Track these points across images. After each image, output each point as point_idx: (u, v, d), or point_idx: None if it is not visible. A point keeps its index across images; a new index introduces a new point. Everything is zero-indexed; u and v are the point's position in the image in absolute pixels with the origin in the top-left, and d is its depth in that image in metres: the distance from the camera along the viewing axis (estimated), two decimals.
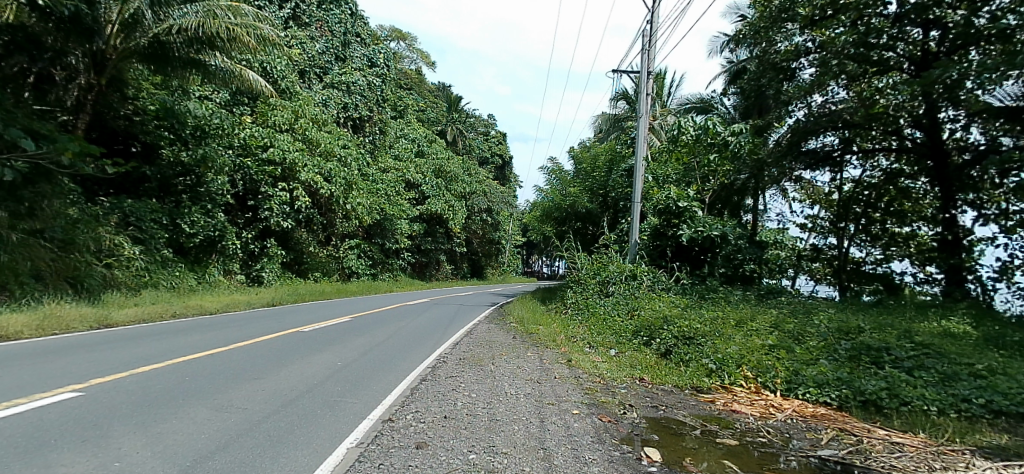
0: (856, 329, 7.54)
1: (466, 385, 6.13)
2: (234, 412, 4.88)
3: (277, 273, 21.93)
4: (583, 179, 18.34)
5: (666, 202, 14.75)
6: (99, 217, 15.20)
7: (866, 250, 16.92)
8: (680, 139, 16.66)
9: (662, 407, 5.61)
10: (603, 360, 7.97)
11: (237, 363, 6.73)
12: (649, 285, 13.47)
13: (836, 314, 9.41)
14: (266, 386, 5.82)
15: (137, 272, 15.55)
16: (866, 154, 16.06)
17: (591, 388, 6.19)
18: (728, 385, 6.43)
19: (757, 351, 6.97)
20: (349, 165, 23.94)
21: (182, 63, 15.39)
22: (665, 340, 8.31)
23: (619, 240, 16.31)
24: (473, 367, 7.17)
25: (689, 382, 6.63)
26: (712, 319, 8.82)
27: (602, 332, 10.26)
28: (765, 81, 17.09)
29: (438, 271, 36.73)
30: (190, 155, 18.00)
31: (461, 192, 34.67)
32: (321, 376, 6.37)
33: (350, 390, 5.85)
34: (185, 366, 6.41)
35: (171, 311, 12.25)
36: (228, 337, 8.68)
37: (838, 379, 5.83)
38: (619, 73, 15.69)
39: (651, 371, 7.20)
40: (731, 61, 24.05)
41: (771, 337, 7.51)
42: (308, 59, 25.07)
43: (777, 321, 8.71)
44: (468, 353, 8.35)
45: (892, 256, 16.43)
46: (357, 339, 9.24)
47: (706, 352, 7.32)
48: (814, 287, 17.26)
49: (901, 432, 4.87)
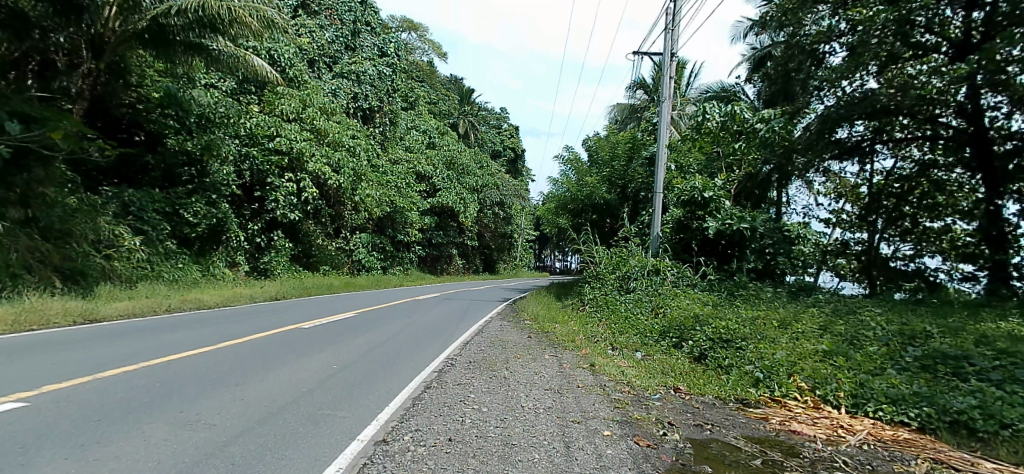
0: (923, 333, 6.61)
1: (477, 396, 5.31)
2: (196, 431, 4.08)
3: (284, 266, 21.24)
4: (601, 168, 17.42)
5: (691, 193, 13.80)
6: (98, 207, 14.56)
7: (893, 245, 15.68)
8: (705, 126, 15.61)
9: (708, 427, 4.74)
10: (628, 365, 7.11)
11: (221, 366, 5.99)
12: (674, 281, 12.61)
13: (888, 315, 8.48)
14: (245, 394, 5.05)
15: (138, 264, 14.87)
16: (895, 144, 14.86)
17: (622, 401, 5.34)
18: (780, 398, 5.57)
19: (809, 358, 6.14)
20: (358, 155, 23.22)
21: (184, 47, 14.58)
22: (699, 343, 7.47)
23: (640, 232, 15.45)
24: (483, 374, 6.35)
25: (733, 393, 5.77)
26: (751, 320, 7.93)
27: (625, 332, 9.41)
28: (793, 66, 15.67)
29: (449, 265, 35.99)
30: (194, 143, 17.31)
31: (472, 185, 33.84)
32: (312, 383, 5.60)
33: (341, 400, 5.06)
34: (158, 370, 5.66)
35: (165, 304, 11.56)
36: (219, 334, 7.94)
37: (916, 395, 4.96)
38: (640, 55, 14.72)
39: (687, 379, 6.37)
40: (754, 47, 23.01)
41: (824, 341, 6.64)
42: (318, 48, 24.43)
43: (825, 322, 7.83)
44: (479, 355, 7.54)
45: (924, 250, 15.15)
46: (359, 338, 8.47)
47: (748, 357, 6.48)
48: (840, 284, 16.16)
49: (1012, 467, 4.00)
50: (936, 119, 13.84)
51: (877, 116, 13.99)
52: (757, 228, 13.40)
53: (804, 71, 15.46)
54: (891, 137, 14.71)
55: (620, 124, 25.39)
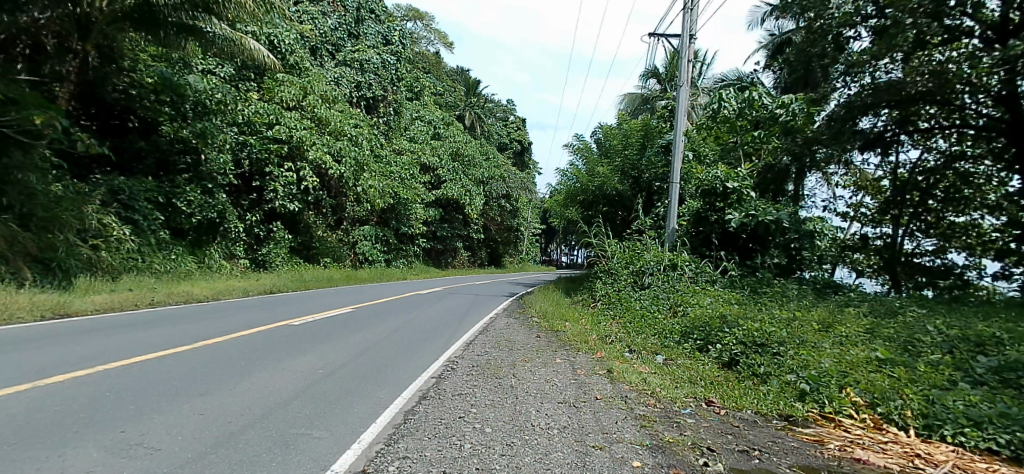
0: (994, 339, 5.81)
1: (478, 412, 4.52)
2: (133, 459, 3.33)
3: (283, 259, 20.52)
4: (613, 157, 16.54)
5: (712, 182, 12.89)
6: (86, 194, 13.82)
7: (915, 241, 14.63)
8: (721, 114, 15.05)
9: (756, 454, 3.93)
10: (651, 371, 6.32)
11: (188, 371, 5.26)
12: (692, 277, 11.77)
13: (937, 316, 7.66)
14: (206, 407, 4.29)
15: (128, 255, 14.19)
16: (921, 133, 13.45)
17: (648, 418, 4.55)
18: (832, 415, 4.80)
19: (862, 367, 5.38)
20: (360, 145, 22.38)
21: (176, 29, 13.65)
22: (729, 347, 6.66)
23: (655, 225, 14.67)
24: (487, 382, 5.56)
25: (776, 409, 4.99)
26: (787, 320, 7.14)
27: (641, 332, 8.63)
28: (817, 51, 14.39)
29: (454, 258, 35.11)
30: (189, 131, 16.34)
31: (478, 177, 33.03)
32: (290, 393, 4.84)
33: (320, 415, 4.31)
34: (112, 376, 4.89)
35: (149, 298, 10.81)
36: (196, 332, 7.22)
37: (1006, 416, 4.20)
38: (657, 37, 13.86)
39: (720, 389, 5.57)
40: (771, 34, 22.06)
41: (879, 348, 5.89)
42: (320, 35, 23.64)
43: (871, 325, 7.03)
44: (483, 358, 6.77)
45: (948, 246, 14.06)
46: (352, 338, 7.68)
47: (789, 365, 5.70)
48: (860, 281, 15.04)
49: None
50: (963, 109, 12.59)
51: (903, 104, 12.57)
52: (782, 223, 12.48)
53: (829, 58, 14.26)
54: (916, 127, 13.31)
55: (631, 113, 24.44)
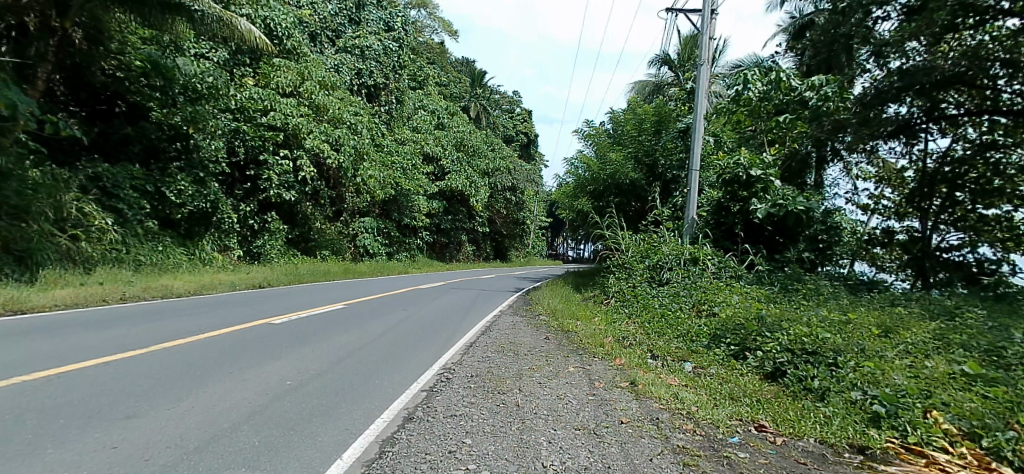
0: None
1: (474, 445, 3.56)
2: None
3: (279, 251, 19.55)
4: (625, 144, 15.45)
5: (734, 169, 11.84)
6: (65, 180, 12.84)
7: (941, 234, 12.30)
8: (743, 97, 13.22)
9: None
10: (681, 384, 5.33)
11: (123, 384, 4.35)
12: (715, 272, 10.74)
13: (1004, 319, 6.65)
14: (123, 439, 3.38)
15: (111, 246, 13.23)
16: (949, 122, 11.81)
17: (691, 451, 3.66)
18: (919, 447, 3.87)
19: (948, 386, 4.39)
20: (360, 133, 21.31)
21: (158, 7, 12.21)
22: (773, 355, 5.65)
23: (673, 216, 13.69)
24: (486, 399, 4.59)
25: (845, 437, 4.04)
26: (839, 323, 6.09)
27: (663, 334, 7.61)
28: (842, 32, 12.93)
29: (458, 252, 34.23)
30: (180, 117, 15.19)
31: (484, 168, 31.99)
32: (243, 415, 3.92)
33: (273, 448, 3.39)
34: (25, 391, 4.00)
35: (123, 292, 9.85)
36: (158, 333, 6.31)
37: None
38: (675, 13, 12.81)
39: (770, 408, 4.60)
40: (792, 16, 20.91)
41: (963, 361, 4.88)
42: (319, 20, 22.68)
43: (939, 329, 6.01)
44: (484, 365, 5.84)
45: (978, 241, 11.79)
46: (338, 340, 6.75)
47: (852, 380, 4.70)
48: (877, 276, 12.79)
49: None
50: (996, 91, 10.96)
51: (932, 91, 11.16)
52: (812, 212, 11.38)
53: (859, 36, 12.74)
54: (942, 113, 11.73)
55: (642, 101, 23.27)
